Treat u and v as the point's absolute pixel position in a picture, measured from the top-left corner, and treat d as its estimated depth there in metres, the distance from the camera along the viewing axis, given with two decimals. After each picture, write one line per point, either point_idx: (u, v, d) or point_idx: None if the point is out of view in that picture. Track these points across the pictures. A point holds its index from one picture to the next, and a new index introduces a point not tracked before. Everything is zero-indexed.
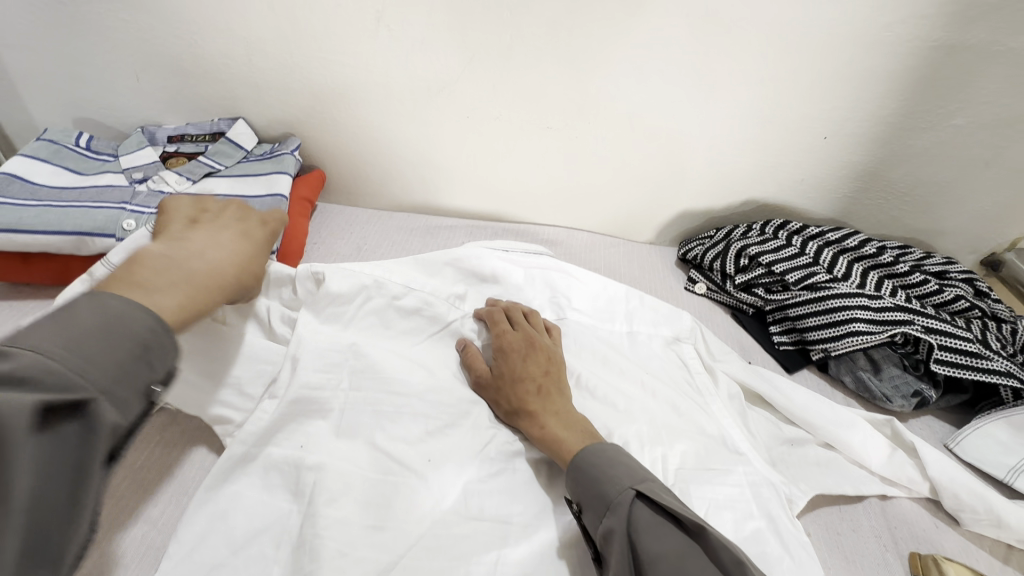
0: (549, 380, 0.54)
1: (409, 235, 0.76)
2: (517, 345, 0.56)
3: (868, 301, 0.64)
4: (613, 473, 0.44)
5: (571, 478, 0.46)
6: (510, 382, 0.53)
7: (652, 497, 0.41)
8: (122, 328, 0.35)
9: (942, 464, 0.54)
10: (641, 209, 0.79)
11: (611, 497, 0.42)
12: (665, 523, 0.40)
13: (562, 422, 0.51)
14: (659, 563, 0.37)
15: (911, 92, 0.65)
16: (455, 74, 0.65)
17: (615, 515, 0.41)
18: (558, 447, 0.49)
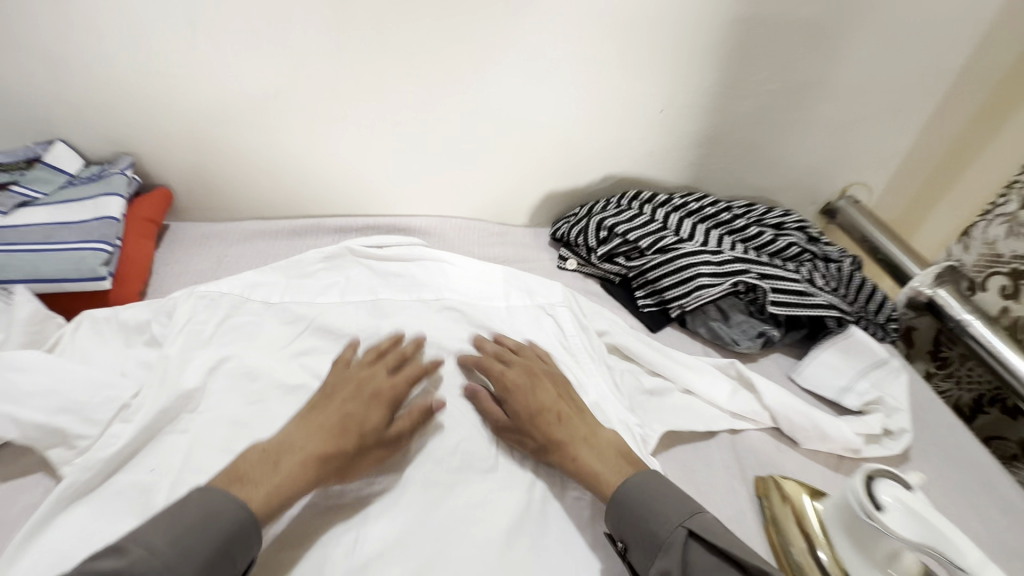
0: (563, 403, 0.55)
1: (275, 242, 0.75)
2: (525, 382, 0.56)
3: (710, 257, 0.70)
4: (661, 509, 0.46)
5: (614, 517, 0.48)
6: (531, 418, 0.53)
7: (703, 536, 0.45)
8: (217, 515, 0.41)
9: (777, 393, 0.61)
10: (508, 193, 0.82)
11: (662, 537, 0.45)
12: (724, 564, 0.43)
13: (592, 452, 0.52)
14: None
15: (726, 62, 0.71)
16: (289, 78, 0.64)
17: (669, 555, 0.44)
18: (594, 480, 0.50)
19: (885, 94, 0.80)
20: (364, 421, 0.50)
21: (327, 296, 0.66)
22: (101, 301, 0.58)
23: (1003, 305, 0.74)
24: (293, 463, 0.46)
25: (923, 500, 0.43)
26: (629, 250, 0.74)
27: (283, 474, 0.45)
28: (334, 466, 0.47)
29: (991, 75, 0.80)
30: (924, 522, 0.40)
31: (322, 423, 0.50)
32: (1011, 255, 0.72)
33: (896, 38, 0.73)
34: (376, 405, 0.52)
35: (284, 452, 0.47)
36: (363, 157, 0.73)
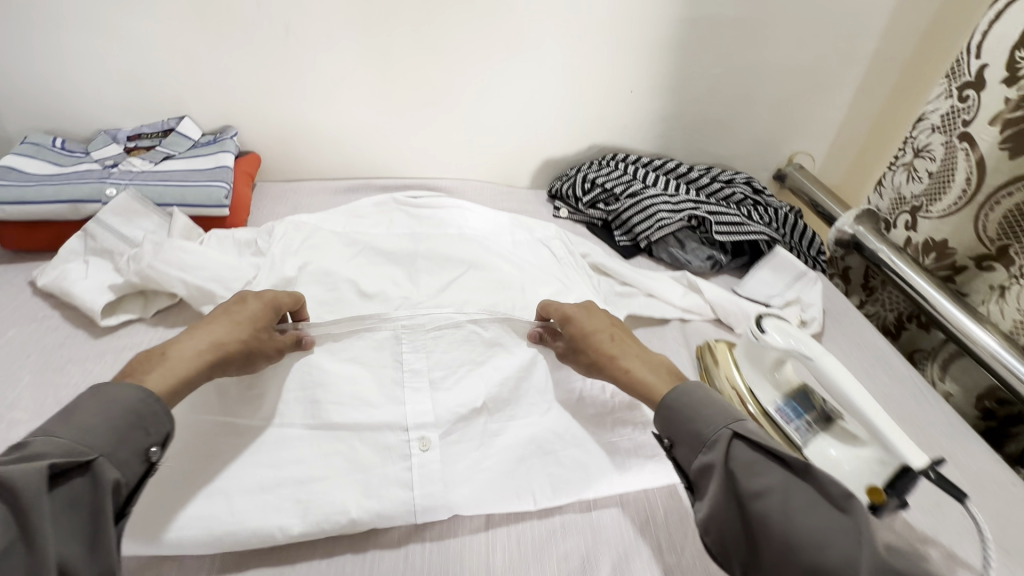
0: (616, 330, 0.65)
1: (334, 195, 0.97)
2: (582, 312, 0.66)
3: (669, 198, 0.91)
4: (706, 414, 0.52)
5: (661, 418, 0.54)
6: (585, 339, 0.64)
7: (747, 436, 0.49)
8: (118, 401, 0.46)
9: (716, 291, 0.80)
10: (513, 160, 1.05)
11: (707, 435, 0.50)
12: (765, 461, 0.48)
13: (640, 362, 0.61)
14: (764, 493, 0.46)
15: (676, 51, 0.94)
16: (351, 67, 0.88)
17: (713, 452, 0.49)
18: (646, 389, 0.59)
19: (812, 76, 1.01)
20: (251, 314, 0.58)
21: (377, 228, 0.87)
22: (222, 224, 0.81)
23: (907, 236, 0.92)
24: (181, 353, 0.53)
25: (802, 330, 0.60)
26: (608, 198, 0.95)
27: (172, 361, 0.52)
28: (229, 351, 0.55)
29: (898, 59, 1.00)
30: (792, 338, 0.59)
31: (213, 324, 0.56)
32: (911, 196, 0.91)
33: (812, 32, 0.95)
34: (261, 304, 0.60)
35: (169, 348, 0.53)
36: (404, 128, 0.97)
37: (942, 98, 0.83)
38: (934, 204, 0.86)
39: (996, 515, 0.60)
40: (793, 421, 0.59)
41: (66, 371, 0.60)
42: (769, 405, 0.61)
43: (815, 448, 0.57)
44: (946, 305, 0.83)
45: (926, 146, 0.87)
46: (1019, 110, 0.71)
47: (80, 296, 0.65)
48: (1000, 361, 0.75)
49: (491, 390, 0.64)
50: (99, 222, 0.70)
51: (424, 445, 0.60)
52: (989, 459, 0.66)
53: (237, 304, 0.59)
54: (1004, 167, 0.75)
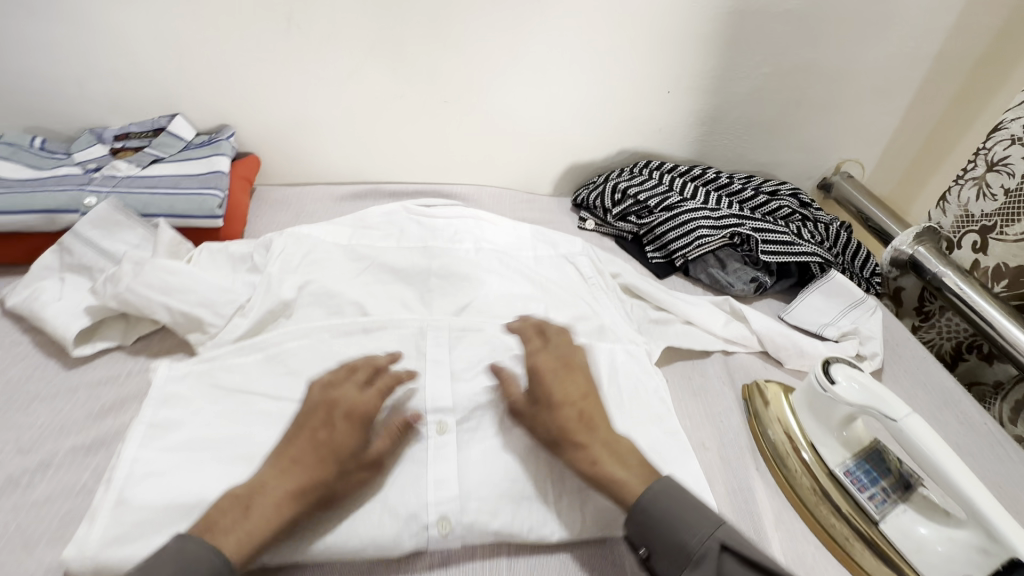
0: (589, 403, 0.54)
1: (340, 201, 0.89)
2: (551, 370, 0.56)
3: (710, 213, 0.82)
4: (691, 518, 0.46)
5: (637, 524, 0.47)
6: (548, 411, 0.53)
7: (734, 547, 0.44)
8: (199, 562, 0.40)
9: (765, 321, 0.71)
10: (535, 164, 0.96)
11: (692, 549, 0.45)
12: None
13: (610, 452, 0.50)
14: None
15: (720, 48, 0.84)
16: (361, 62, 0.79)
17: (701, 569, 0.44)
18: (616, 486, 0.48)
19: (868, 78, 0.91)
20: (341, 443, 0.48)
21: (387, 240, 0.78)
22: (215, 237, 0.73)
23: (975, 259, 0.83)
24: (266, 501, 0.44)
25: (879, 382, 0.51)
26: (640, 210, 0.86)
27: (256, 517, 0.43)
28: (319, 498, 0.46)
29: (968, 60, 0.90)
30: (867, 392, 0.51)
31: (298, 454, 0.47)
32: (981, 215, 0.81)
33: (875, 28, 0.85)
34: (351, 428, 0.50)
35: (254, 495, 0.44)
36: (417, 129, 0.88)
37: None
38: (1011, 226, 0.76)
39: None
40: (866, 488, 0.51)
41: (30, 410, 0.53)
42: (838, 468, 0.53)
43: (896, 525, 0.49)
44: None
45: (1004, 159, 0.77)
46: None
47: (51, 323, 0.57)
48: None
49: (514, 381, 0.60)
50: (76, 236, 0.63)
51: (443, 430, 0.55)
52: None
53: (328, 412, 0.50)
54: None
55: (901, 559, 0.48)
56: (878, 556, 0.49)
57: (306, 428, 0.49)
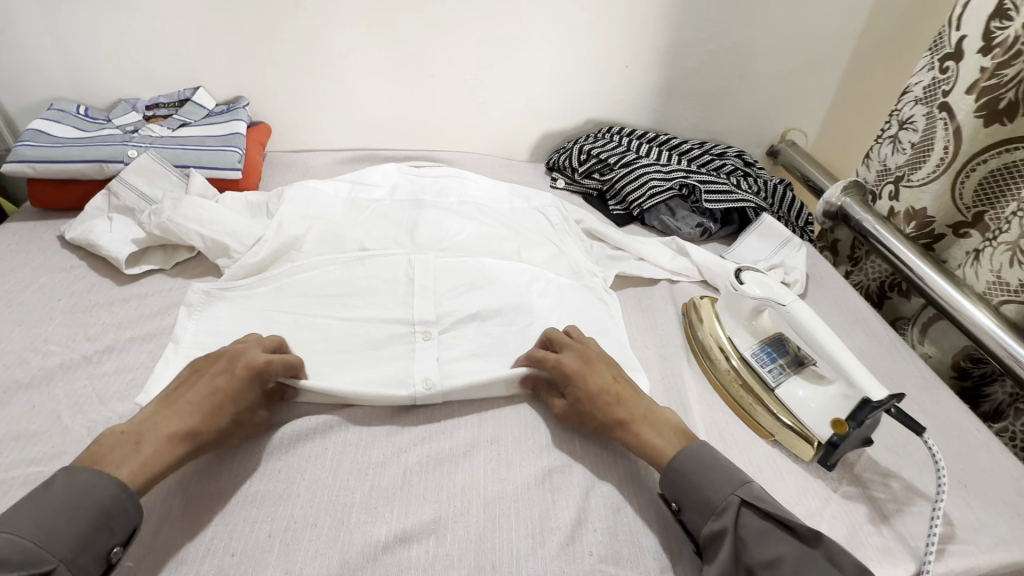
0: (620, 385, 0.60)
1: (341, 165, 1.02)
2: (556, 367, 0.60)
3: (661, 168, 0.95)
4: (715, 478, 0.52)
5: (670, 482, 0.54)
6: (589, 399, 0.58)
7: (754, 503, 0.51)
8: (87, 497, 0.44)
9: (704, 254, 0.84)
10: (512, 133, 1.08)
11: (716, 503, 0.51)
12: (774, 529, 0.49)
13: (653, 428, 0.57)
14: (774, 564, 0.47)
15: (670, 26, 0.97)
16: (358, 41, 0.92)
17: (723, 519, 0.50)
18: (656, 455, 0.56)
19: (803, 53, 1.04)
20: (234, 400, 0.53)
21: (381, 194, 0.90)
22: (235, 187, 0.85)
23: (891, 207, 0.95)
24: (154, 436, 0.49)
25: (778, 281, 0.65)
26: (603, 168, 0.99)
27: (145, 451, 0.48)
28: (204, 439, 0.51)
29: (889, 34, 1.02)
30: (769, 287, 0.64)
31: (191, 401, 0.52)
32: (895, 167, 0.94)
33: (804, 7, 0.97)
34: (243, 382, 0.54)
35: (144, 431, 0.49)
36: (408, 100, 1.01)
37: (925, 70, 0.87)
38: (915, 173, 0.89)
39: (955, 455, 0.64)
40: (767, 365, 0.64)
41: (94, 313, 0.65)
42: (746, 351, 0.66)
43: (786, 389, 0.61)
44: (926, 269, 0.85)
45: (909, 118, 0.90)
46: (994, 78, 0.75)
47: (106, 248, 0.70)
48: (974, 320, 0.78)
49: (488, 303, 0.71)
50: (122, 181, 0.75)
51: (428, 337, 0.66)
52: (956, 407, 0.70)
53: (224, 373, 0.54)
54: (980, 135, 0.79)
55: (789, 416, 0.60)
56: (773, 415, 0.61)
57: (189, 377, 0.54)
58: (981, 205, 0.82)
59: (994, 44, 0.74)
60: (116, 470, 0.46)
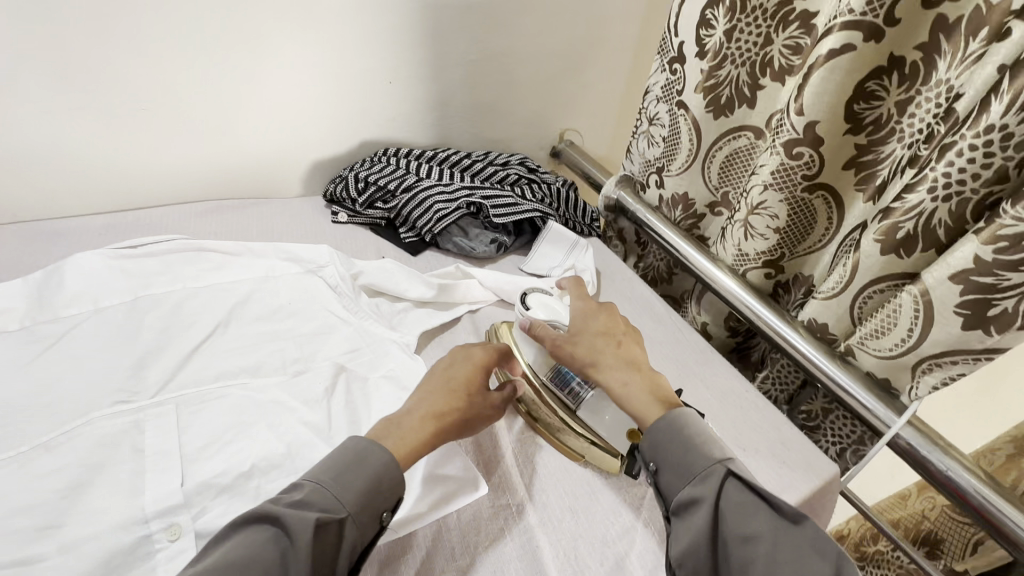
0: (627, 336, 0.61)
1: (33, 240, 0.76)
2: (581, 313, 0.63)
3: (444, 188, 0.89)
4: (700, 446, 0.50)
5: (653, 439, 0.53)
6: (588, 339, 0.60)
7: (740, 475, 0.48)
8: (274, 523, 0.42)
9: (495, 277, 0.82)
10: (275, 166, 0.94)
11: (700, 466, 0.49)
12: (756, 504, 0.46)
13: (641, 382, 0.56)
14: (751, 539, 0.44)
15: (426, 39, 0.92)
16: (12, 73, 0.69)
17: (704, 485, 0.48)
18: (638, 406, 0.55)
19: (559, 58, 1.08)
20: (461, 381, 0.57)
21: (78, 286, 0.68)
22: None
23: (659, 195, 1.03)
24: (415, 419, 0.53)
25: (563, 304, 0.66)
26: (384, 195, 0.91)
27: (407, 428, 0.52)
28: (450, 422, 0.54)
29: (624, 39, 1.12)
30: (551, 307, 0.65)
31: (439, 391, 0.56)
32: (654, 157, 1.02)
33: (549, 16, 1.01)
34: (474, 370, 0.58)
35: (403, 415, 0.53)
36: (120, 142, 0.80)
37: (659, 71, 0.94)
38: (672, 163, 0.97)
39: (731, 424, 0.71)
40: (565, 386, 0.62)
41: None
42: (546, 376, 0.63)
43: (588, 410, 0.60)
44: (691, 249, 0.96)
45: (655, 115, 0.99)
46: (712, 78, 0.84)
47: None
48: (729, 289, 0.89)
49: (244, 418, 0.57)
50: None
51: (175, 533, 0.48)
52: (728, 376, 0.78)
53: (461, 370, 0.58)
54: (711, 127, 0.89)
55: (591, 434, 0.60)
56: (579, 436, 0.60)
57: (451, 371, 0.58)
58: (724, 185, 0.93)
59: (707, 49, 0.83)
60: (383, 436, 0.50)
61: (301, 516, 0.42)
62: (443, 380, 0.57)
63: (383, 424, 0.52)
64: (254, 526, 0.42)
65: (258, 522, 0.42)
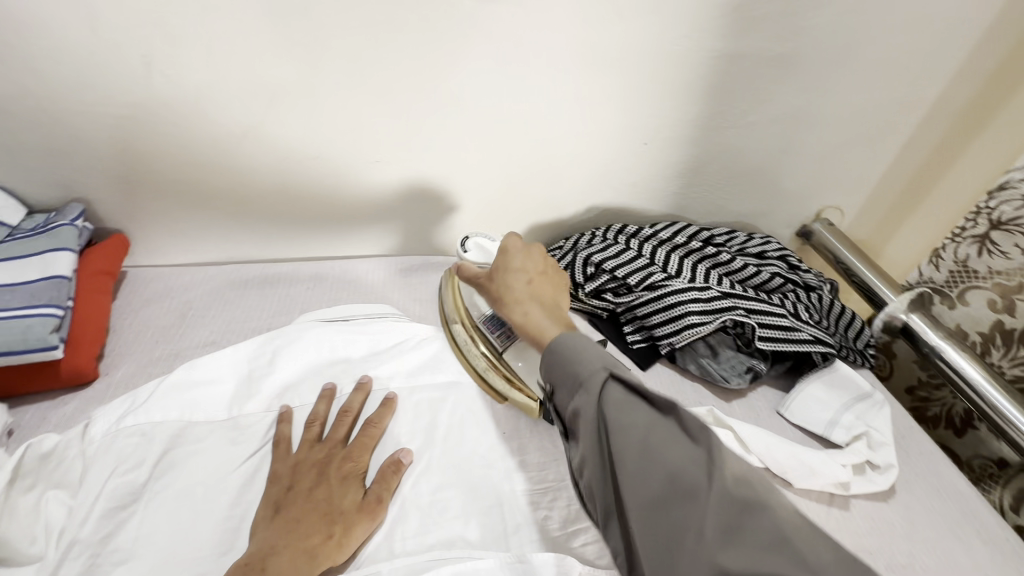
0: (545, 275, 0.61)
1: (244, 289, 0.70)
2: (520, 248, 0.62)
3: (699, 293, 0.70)
4: (585, 359, 0.47)
5: (551, 365, 0.49)
6: (504, 272, 0.61)
7: (618, 378, 0.45)
8: None
9: (761, 436, 0.61)
10: (489, 227, 0.80)
11: (582, 376, 0.46)
12: (632, 399, 0.43)
13: (542, 312, 0.56)
14: (625, 432, 0.41)
15: (707, 95, 0.72)
16: (258, 117, 0.61)
17: (586, 393, 0.45)
18: (536, 335, 0.54)
19: (861, 124, 0.82)
20: (341, 500, 0.48)
21: (289, 372, 0.58)
22: (53, 372, 0.53)
23: (997, 319, 0.75)
24: (284, 555, 0.43)
25: (496, 247, 0.71)
26: (618, 287, 0.73)
27: (278, 573, 0.41)
28: (334, 545, 0.45)
29: (958, 107, 0.82)
30: (486, 255, 0.70)
31: (303, 516, 0.45)
32: (986, 272, 0.76)
33: (870, 72, 0.75)
34: (349, 480, 0.49)
35: (270, 551, 0.43)
36: (341, 191, 0.70)
37: None
38: None
39: None
40: (496, 329, 0.64)
41: None
42: (480, 318, 0.66)
43: (517, 351, 0.62)
44: (1014, 412, 0.68)
45: (1014, 219, 0.71)
46: None
47: None
48: None
49: None
50: None
51: None
52: None
53: (286, 508, 0.46)
54: None
55: (514, 375, 0.61)
56: (497, 373, 0.61)
57: (278, 504, 0.47)
58: None
59: None
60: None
61: None
62: (299, 495, 0.47)
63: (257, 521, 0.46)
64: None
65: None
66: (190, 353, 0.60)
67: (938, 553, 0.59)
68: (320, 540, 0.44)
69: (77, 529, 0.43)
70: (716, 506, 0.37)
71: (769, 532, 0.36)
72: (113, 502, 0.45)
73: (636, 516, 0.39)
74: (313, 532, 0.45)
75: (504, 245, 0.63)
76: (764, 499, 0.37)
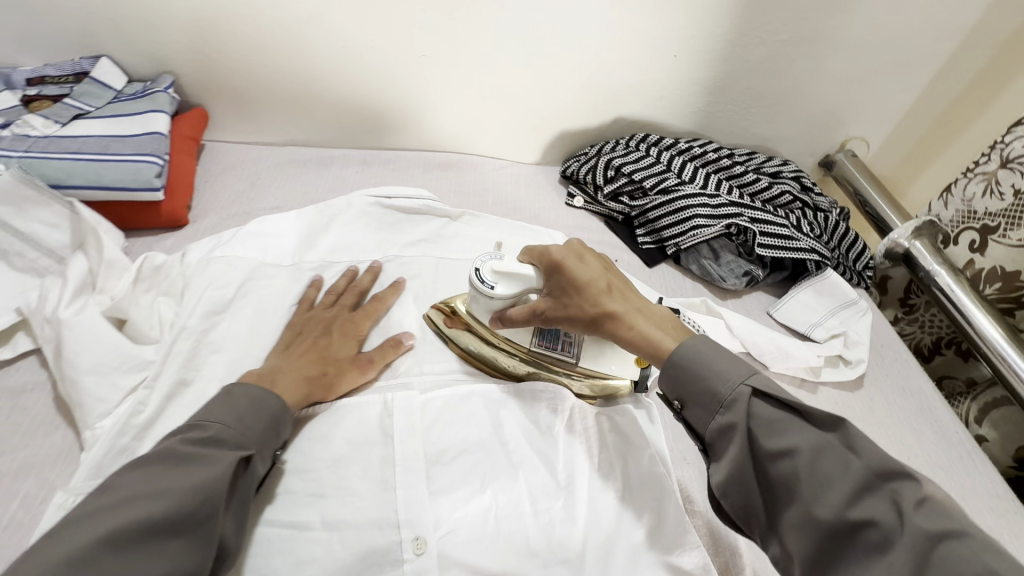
0: (612, 277, 0.53)
1: (303, 167, 0.80)
2: (573, 256, 0.53)
3: (707, 200, 0.76)
4: (721, 367, 0.44)
5: (671, 376, 0.46)
6: (581, 292, 0.51)
7: (767, 392, 0.42)
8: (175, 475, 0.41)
9: (745, 325, 0.70)
10: (522, 131, 0.87)
11: (723, 394, 0.43)
12: (787, 417, 0.41)
13: (647, 318, 0.50)
14: (787, 453, 0.39)
15: (739, 9, 0.74)
16: (321, 6, 0.68)
17: (733, 413, 0.42)
18: (655, 346, 0.48)
19: (894, 51, 0.83)
20: (338, 351, 0.56)
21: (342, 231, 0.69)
22: (155, 212, 0.64)
23: (970, 258, 0.80)
24: (288, 378, 0.52)
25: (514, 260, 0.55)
26: (635, 191, 0.80)
27: (282, 388, 0.51)
28: (325, 383, 0.54)
29: (1000, 35, 0.81)
30: (514, 275, 0.54)
31: (307, 355, 0.55)
32: (983, 212, 0.77)
33: None
34: (348, 339, 0.58)
35: (277, 373, 0.52)
36: (391, 84, 0.77)
37: None
38: (1013, 230, 0.73)
39: None
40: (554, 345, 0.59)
41: None
42: (530, 344, 0.59)
43: (591, 355, 0.59)
44: (995, 336, 0.71)
45: (1019, 157, 0.71)
46: None
47: None
48: None
49: (483, 432, 0.54)
50: None
51: (419, 548, 0.46)
52: None
53: (296, 349, 0.56)
54: None
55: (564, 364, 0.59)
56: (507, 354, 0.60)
57: (287, 344, 0.56)
58: None
59: None
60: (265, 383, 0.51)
61: (213, 453, 0.43)
62: (310, 341, 0.57)
63: (274, 351, 0.55)
64: (171, 462, 0.41)
65: (183, 461, 0.42)
66: (259, 213, 0.71)
67: (888, 434, 0.67)
68: (314, 378, 0.53)
69: (180, 319, 0.55)
70: (912, 536, 0.34)
71: (970, 561, 0.32)
72: (206, 307, 0.57)
73: (791, 533, 0.38)
74: (312, 367, 0.54)
75: (542, 255, 0.54)
76: (961, 525, 0.34)
